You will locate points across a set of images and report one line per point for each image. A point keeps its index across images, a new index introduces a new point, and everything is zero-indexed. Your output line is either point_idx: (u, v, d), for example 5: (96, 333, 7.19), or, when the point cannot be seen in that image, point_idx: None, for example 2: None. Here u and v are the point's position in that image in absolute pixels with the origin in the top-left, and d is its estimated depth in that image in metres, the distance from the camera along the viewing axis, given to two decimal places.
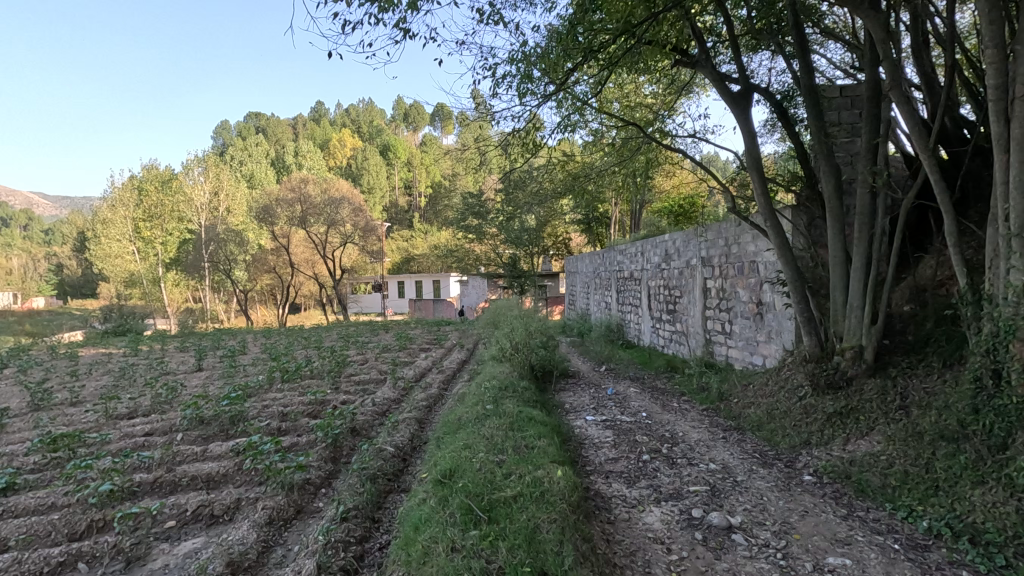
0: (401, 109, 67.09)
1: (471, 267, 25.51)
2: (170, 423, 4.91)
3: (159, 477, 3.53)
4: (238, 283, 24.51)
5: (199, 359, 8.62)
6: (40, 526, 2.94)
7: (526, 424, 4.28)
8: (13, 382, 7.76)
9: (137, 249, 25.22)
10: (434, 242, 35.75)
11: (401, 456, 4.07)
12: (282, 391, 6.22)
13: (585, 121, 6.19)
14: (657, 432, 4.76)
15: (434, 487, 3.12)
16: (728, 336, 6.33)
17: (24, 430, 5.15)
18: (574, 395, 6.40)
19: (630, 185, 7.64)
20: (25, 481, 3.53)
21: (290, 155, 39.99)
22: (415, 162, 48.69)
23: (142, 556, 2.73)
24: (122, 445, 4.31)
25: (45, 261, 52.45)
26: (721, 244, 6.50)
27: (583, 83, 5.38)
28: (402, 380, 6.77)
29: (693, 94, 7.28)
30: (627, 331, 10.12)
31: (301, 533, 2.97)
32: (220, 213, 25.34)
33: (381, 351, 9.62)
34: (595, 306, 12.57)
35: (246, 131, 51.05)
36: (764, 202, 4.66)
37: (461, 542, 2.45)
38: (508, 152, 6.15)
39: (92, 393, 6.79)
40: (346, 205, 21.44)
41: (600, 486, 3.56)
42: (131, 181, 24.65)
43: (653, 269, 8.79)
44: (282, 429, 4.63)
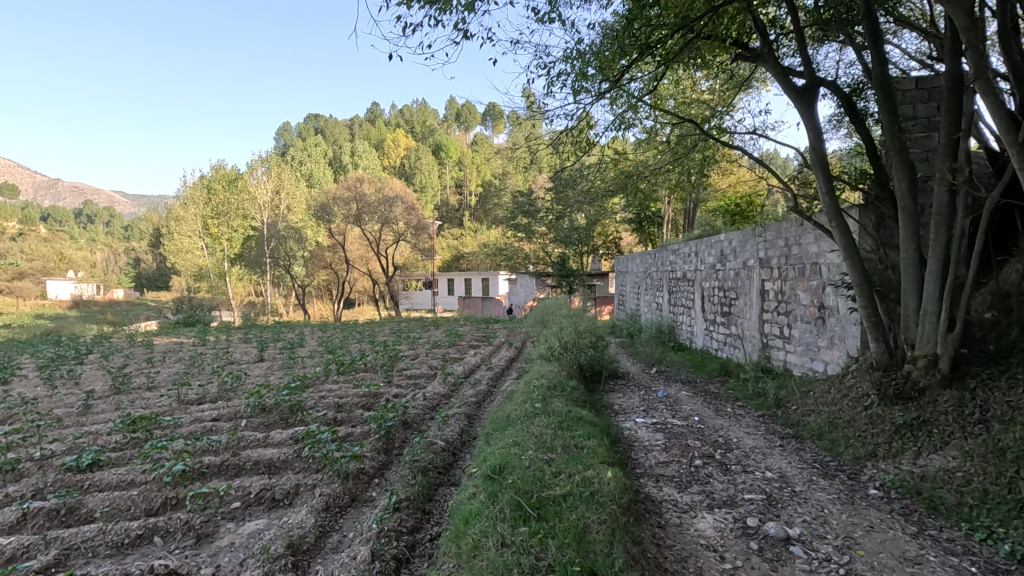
0: (452, 109, 68.02)
1: (520, 266, 25.59)
2: (236, 409, 5.19)
3: (226, 460, 3.74)
4: (297, 278, 25.54)
5: (261, 350, 9.06)
6: (122, 500, 3.17)
7: (575, 423, 4.27)
8: (97, 367, 8.41)
9: (206, 245, 26.87)
10: (484, 240, 36.08)
11: (451, 450, 4.14)
12: (337, 383, 6.46)
13: (639, 119, 6.10)
14: (710, 437, 4.64)
15: (484, 482, 3.16)
16: (788, 341, 6.08)
17: (107, 411, 5.57)
18: (623, 396, 6.31)
19: (684, 184, 7.45)
20: (108, 458, 3.82)
21: (347, 155, 41.26)
22: (467, 161, 49.34)
23: (210, 533, 2.90)
24: (193, 428, 4.60)
25: (124, 255, 56.40)
26: (781, 245, 6.25)
27: (637, 81, 5.30)
28: (452, 375, 6.88)
29: (752, 89, 7.03)
30: (679, 333, 9.89)
31: (355, 521, 3.08)
32: (281, 210, 26.23)
33: (431, 347, 9.81)
34: (646, 307, 12.34)
35: (306, 132, 53.09)
36: (830, 201, 4.43)
37: (511, 538, 2.47)
38: (560, 151, 6.14)
39: (166, 379, 7.27)
40: (400, 204, 21.96)
41: (651, 489, 3.50)
42: (202, 181, 26.25)
43: (708, 269, 8.54)
44: (338, 419, 4.80)
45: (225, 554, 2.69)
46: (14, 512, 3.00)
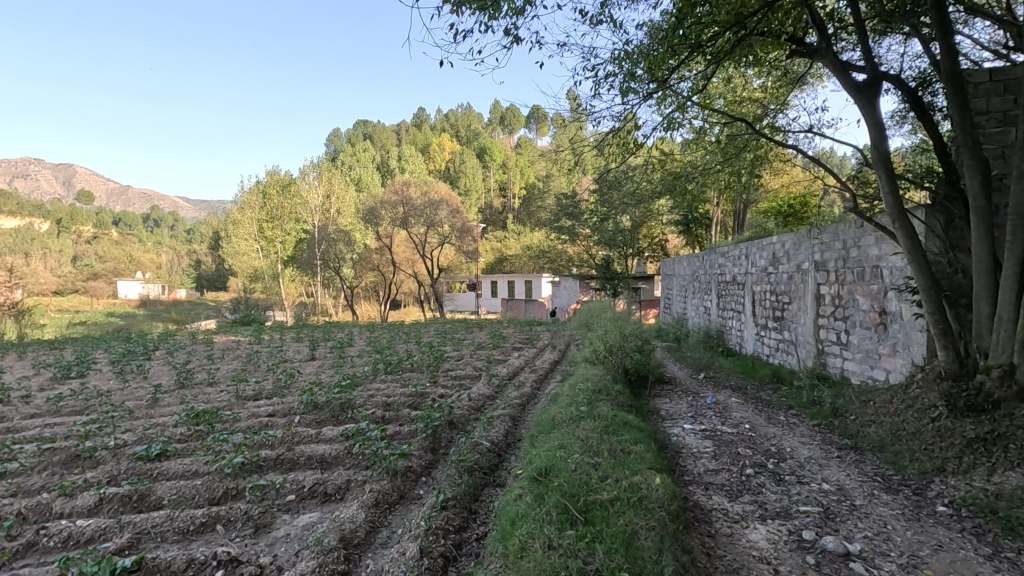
0: (497, 112, 68.52)
1: (563, 269, 25.51)
2: (290, 406, 5.40)
3: (281, 455, 3.89)
4: (346, 280, 26.30)
5: (312, 349, 9.39)
6: (188, 489, 3.36)
7: (622, 428, 4.23)
8: (164, 362, 8.95)
9: (261, 247, 28.07)
10: (527, 242, 36.15)
11: (496, 451, 4.17)
12: (385, 382, 6.62)
13: (687, 119, 6.00)
14: (761, 445, 4.50)
15: (530, 484, 3.17)
16: (845, 348, 5.81)
17: (172, 404, 5.90)
18: (670, 402, 6.19)
19: (734, 185, 7.26)
20: (175, 448, 4.05)
21: (394, 159, 42.16)
22: (511, 164, 49.66)
23: (268, 524, 3.02)
24: (250, 423, 4.81)
25: (187, 256, 59.74)
26: (838, 247, 6.00)
27: (686, 80, 5.20)
28: (496, 377, 6.93)
29: (807, 85, 6.77)
30: (729, 338, 9.61)
31: (403, 517, 3.14)
32: (332, 214, 27.01)
33: (475, 348, 9.92)
34: (693, 311, 12.05)
35: (356, 138, 54.70)
36: (893, 200, 4.19)
37: (558, 540, 2.47)
38: (604, 153, 6.12)
39: (225, 375, 7.65)
40: (444, 207, 22.28)
41: (699, 497, 3.42)
42: (258, 186, 27.47)
43: (759, 272, 8.28)
44: (386, 417, 4.93)
45: (281, 544, 2.80)
46: (92, 496, 3.22)
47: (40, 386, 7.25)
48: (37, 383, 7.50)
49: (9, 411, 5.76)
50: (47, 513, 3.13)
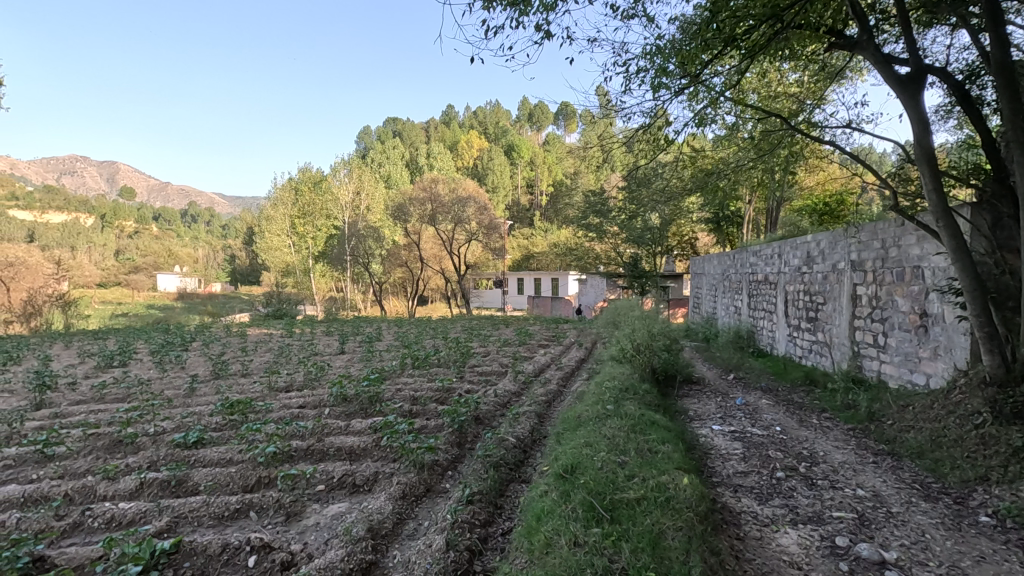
0: (525, 109, 68.44)
1: (590, 267, 25.33)
2: (320, 398, 5.51)
3: (312, 446, 3.98)
4: (375, 276, 26.68)
5: (342, 343, 9.57)
6: (223, 476, 3.46)
7: (649, 427, 4.19)
8: (201, 353, 9.25)
9: (294, 243, 28.71)
10: (554, 240, 36.05)
11: (522, 447, 4.17)
12: (413, 376, 6.71)
13: (720, 114, 5.88)
14: (793, 449, 4.40)
15: (556, 481, 3.17)
16: (883, 351, 5.63)
17: (208, 394, 6.10)
18: (698, 402, 6.11)
19: (768, 182, 7.09)
20: (210, 437, 4.19)
21: (422, 156, 42.48)
22: (538, 161, 49.58)
23: (299, 512, 3.10)
24: (282, 414, 4.94)
25: (222, 251, 61.50)
26: (876, 247, 5.81)
27: (720, 75, 5.10)
28: (522, 373, 6.94)
29: (846, 79, 6.56)
30: (760, 339, 9.41)
31: (430, 510, 3.18)
32: (361, 210, 27.40)
33: (502, 345, 9.96)
34: (723, 311, 11.83)
35: (386, 135, 55.34)
36: (938, 199, 4.03)
37: (584, 538, 2.47)
38: (634, 150, 6.06)
39: (259, 366, 7.87)
40: (472, 204, 22.36)
41: (728, 499, 3.36)
42: (290, 183, 28.09)
43: (792, 272, 8.08)
44: (413, 411, 4.99)
45: (312, 533, 2.87)
46: (134, 481, 3.35)
47: (85, 374, 7.58)
48: (83, 371, 7.84)
49: (58, 396, 6.05)
50: (91, 494, 3.27)
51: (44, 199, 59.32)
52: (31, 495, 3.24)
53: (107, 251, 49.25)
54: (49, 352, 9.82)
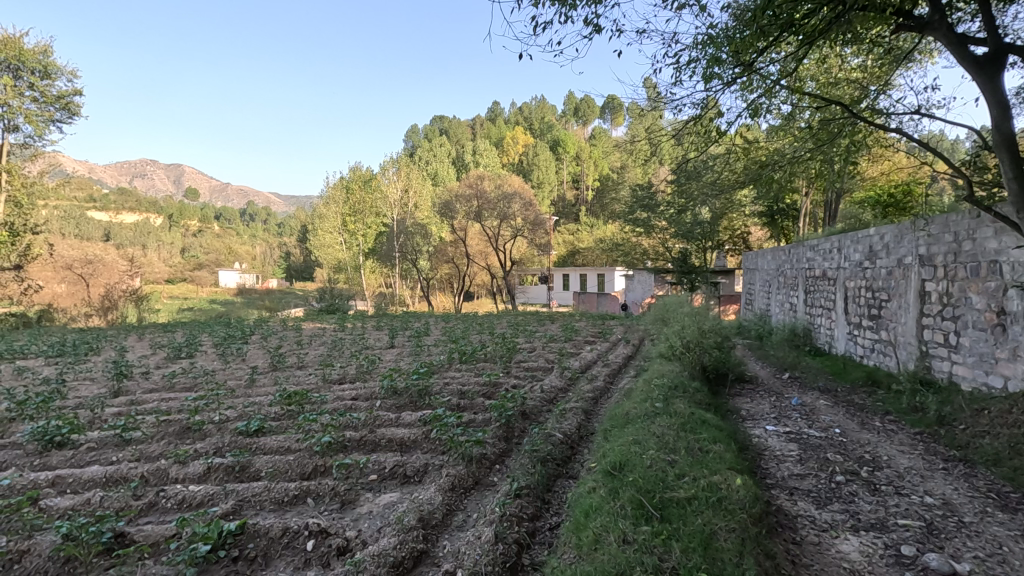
0: (571, 103, 67.85)
1: (637, 262, 24.91)
2: (372, 390, 5.69)
3: (364, 436, 4.10)
4: (423, 272, 27.17)
5: (392, 337, 9.81)
6: (283, 463, 3.63)
7: (699, 426, 4.10)
8: (260, 346, 9.69)
9: (345, 240, 29.64)
10: (600, 235, 35.70)
11: (569, 443, 4.17)
12: (460, 371, 6.81)
13: (775, 103, 5.67)
14: (853, 452, 4.21)
15: (604, 478, 3.16)
16: (954, 351, 5.28)
17: (268, 385, 6.41)
18: (751, 402, 5.92)
19: (827, 173, 6.77)
20: (270, 426, 4.39)
21: (468, 153, 42.87)
22: (584, 156, 49.20)
23: (353, 500, 3.21)
24: (336, 405, 5.13)
25: (277, 248, 64.10)
26: (948, 240, 5.46)
27: (774, 63, 4.91)
28: (568, 369, 6.93)
29: (914, 62, 6.19)
30: (817, 337, 9.03)
31: (478, 503, 3.23)
32: (409, 208, 27.95)
33: (548, 340, 9.96)
34: (778, 308, 11.40)
35: (432, 133, 56.18)
36: (1019, 188, 3.73)
37: (633, 536, 2.46)
38: (683, 142, 5.93)
39: (313, 359, 8.19)
40: (518, 200, 22.38)
41: (784, 503, 3.25)
42: (342, 181, 28.99)
43: (853, 267, 7.70)
44: (462, 404, 5.07)
45: (365, 520, 2.97)
46: (202, 465, 3.57)
47: (157, 364, 8.09)
48: (155, 361, 8.39)
49: (133, 385, 6.48)
50: (164, 477, 3.49)
51: (118, 201, 63.46)
52: (112, 476, 3.49)
53: (174, 249, 52.26)
54: (124, 343, 10.55)
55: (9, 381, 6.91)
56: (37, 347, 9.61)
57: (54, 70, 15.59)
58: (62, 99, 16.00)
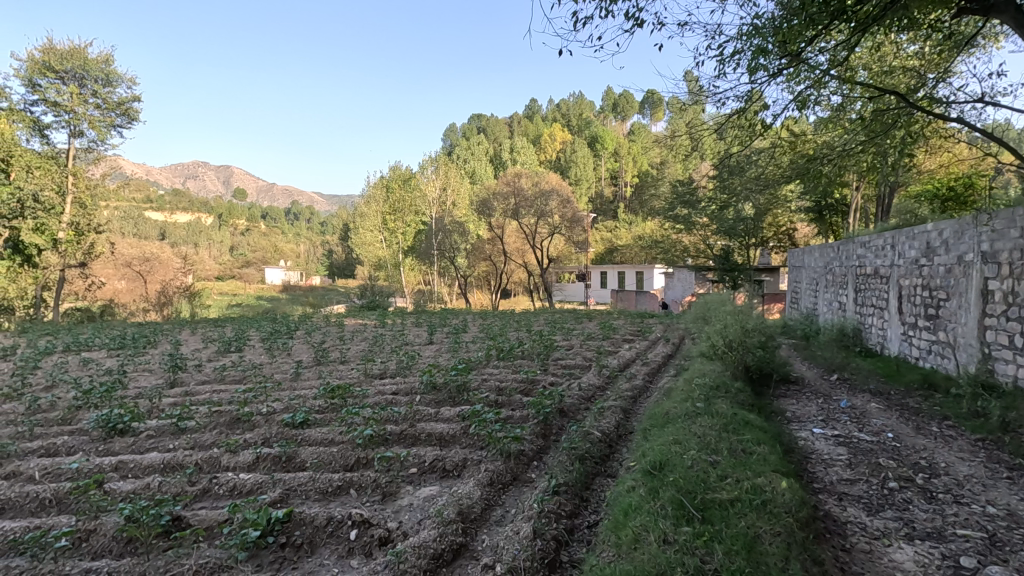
0: (610, 99, 67.13)
1: (677, 259, 24.44)
2: (411, 385, 5.79)
3: (405, 430, 4.18)
4: (460, 269, 27.39)
5: (430, 333, 9.96)
6: (327, 455, 3.74)
7: (742, 427, 4.00)
8: (304, 341, 10.00)
9: (385, 238, 30.19)
10: (639, 232, 35.21)
11: (607, 442, 4.14)
12: (498, 367, 6.86)
13: (823, 94, 5.47)
14: (908, 458, 4.03)
15: (644, 477, 3.13)
16: (1020, 353, 4.97)
17: (313, 378, 6.61)
18: (797, 403, 5.73)
19: (880, 167, 6.49)
20: (316, 418, 4.53)
21: (506, 151, 42.96)
22: (623, 152, 48.62)
23: (394, 493, 3.28)
24: (377, 399, 5.25)
25: (321, 246, 65.89)
26: (1013, 235, 5.14)
27: (824, 52, 4.75)
28: (607, 367, 6.87)
29: (976, 48, 5.86)
30: (867, 337, 8.67)
31: (517, 498, 3.25)
32: (448, 206, 28.27)
33: (586, 338, 9.90)
34: (826, 306, 10.99)
35: (470, 131, 56.55)
36: None
37: (674, 536, 2.44)
38: (725, 137, 5.80)
39: (355, 354, 8.40)
40: (555, 197, 22.29)
41: (833, 508, 3.14)
42: (382, 180, 29.51)
43: (908, 264, 7.35)
44: (499, 401, 5.10)
45: (406, 512, 3.03)
46: (251, 455, 3.71)
47: (209, 357, 8.46)
48: (207, 355, 8.77)
49: (187, 377, 6.80)
50: (216, 465, 3.65)
51: (172, 202, 66.61)
52: (168, 463, 3.67)
53: (223, 248, 54.41)
54: (179, 337, 11.08)
55: (75, 371, 7.35)
56: (101, 340, 10.21)
57: (115, 78, 16.40)
58: (122, 106, 16.85)
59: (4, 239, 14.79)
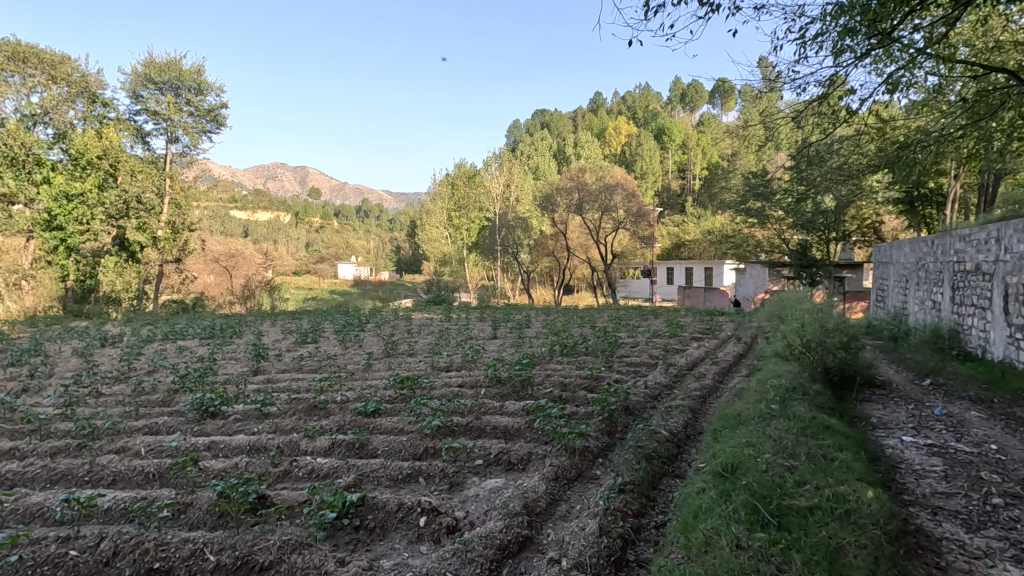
0: (678, 89, 65.09)
1: (749, 255, 23.40)
2: (477, 378, 5.89)
3: (470, 422, 4.26)
4: (523, 265, 27.53)
5: (495, 328, 10.07)
6: (397, 443, 3.88)
7: (822, 432, 3.79)
8: (374, 333, 10.41)
9: (450, 234, 30.80)
10: (707, 227, 33.99)
11: (675, 442, 4.03)
12: (562, 363, 6.86)
13: (918, 75, 5.05)
14: (1015, 473, 3.66)
15: (714, 479, 3.04)
16: None
17: (383, 370, 6.88)
18: (883, 409, 5.34)
19: (983, 153, 5.93)
20: (386, 408, 4.71)
21: (570, 146, 42.66)
22: (691, 144, 47.08)
23: (460, 483, 3.35)
24: (444, 391, 5.39)
25: (389, 242, 68.16)
26: None
27: (919, 29, 4.39)
28: (674, 365, 6.70)
29: None
30: (966, 339, 7.94)
31: (582, 495, 3.23)
32: (511, 201, 28.44)
33: (651, 336, 9.69)
34: (917, 306, 10.18)
35: (534, 127, 56.54)
36: None
37: (747, 541, 2.36)
38: (805, 125, 5.51)
39: (422, 347, 8.63)
40: (620, 191, 21.84)
41: (925, 523, 2.91)
42: (448, 178, 30.14)
43: (1015, 260, 6.68)
44: (564, 396, 5.09)
45: (472, 503, 3.09)
46: (327, 441, 3.92)
47: (288, 347, 9.02)
48: (286, 345, 9.33)
49: (269, 365, 7.26)
50: (296, 449, 3.87)
51: (255, 201, 70.90)
52: (253, 445, 3.94)
53: (299, 245, 57.45)
54: (262, 328, 11.82)
55: (172, 358, 8.02)
56: (194, 329, 11.09)
57: (206, 87, 17.55)
58: (212, 113, 18.02)
59: (114, 237, 16.89)
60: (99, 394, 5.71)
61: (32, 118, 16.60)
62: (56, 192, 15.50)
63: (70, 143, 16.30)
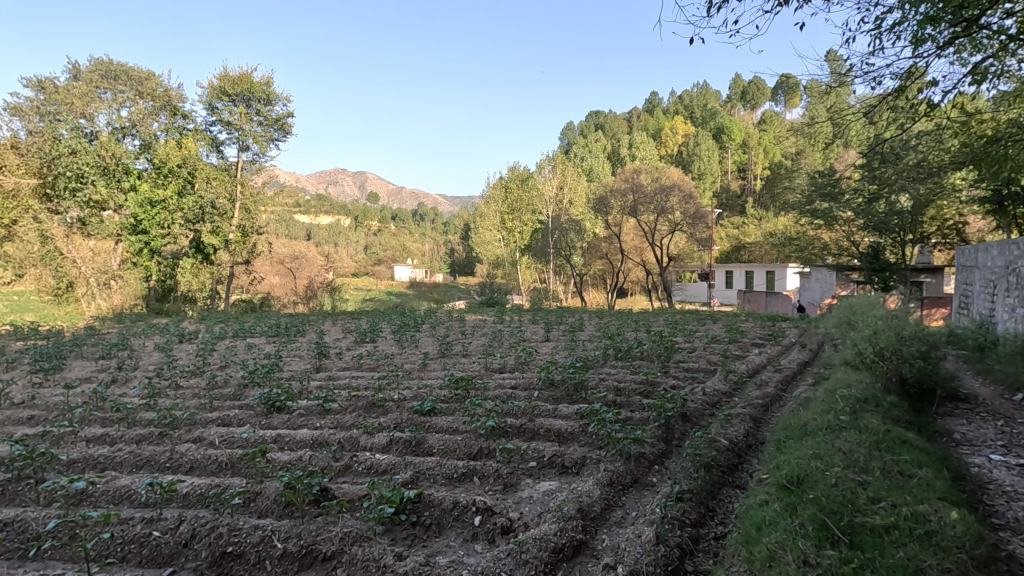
0: (739, 85, 62.69)
1: (816, 258, 22.29)
2: (531, 380, 5.90)
3: (524, 424, 4.28)
4: (576, 267, 27.36)
5: (548, 330, 10.05)
6: (453, 442, 3.94)
7: (898, 446, 3.56)
8: (430, 334, 10.62)
9: (503, 237, 31.00)
10: (770, 228, 32.63)
11: (736, 451, 3.89)
12: (616, 367, 6.76)
13: (1008, 63, 4.66)
14: None
15: (779, 492, 2.92)
16: None
17: (438, 370, 7.01)
18: (968, 425, 4.94)
19: None
20: (442, 407, 4.80)
21: (625, 147, 42.01)
22: (753, 142, 45.32)
23: (514, 484, 3.37)
24: (498, 392, 5.44)
25: (444, 245, 69.41)
26: None
27: (1012, 13, 4.05)
28: (734, 372, 6.47)
29: None
30: None
31: (637, 501, 3.18)
32: (564, 204, 28.32)
33: (710, 341, 9.39)
34: (1008, 313, 9.36)
35: (588, 128, 56.03)
36: None
37: (816, 558, 2.26)
38: (879, 120, 5.21)
39: (476, 348, 8.74)
40: (676, 193, 21.23)
41: (1018, 550, 2.67)
42: (502, 181, 30.35)
43: None
44: (618, 401, 5.02)
45: (526, 504, 3.10)
46: (386, 438, 4.03)
47: (349, 346, 9.34)
48: (347, 344, 9.68)
49: (330, 363, 7.55)
50: (356, 444, 4.01)
51: (318, 206, 73.92)
52: (317, 439, 4.11)
53: (359, 247, 59.41)
54: (324, 327, 12.31)
55: (243, 354, 8.50)
56: (263, 327, 11.69)
57: (274, 98, 18.51)
58: (280, 122, 18.98)
59: (191, 240, 17.91)
60: (178, 387, 6.12)
61: (122, 130, 18.04)
62: (141, 199, 16.48)
63: (154, 153, 17.44)
